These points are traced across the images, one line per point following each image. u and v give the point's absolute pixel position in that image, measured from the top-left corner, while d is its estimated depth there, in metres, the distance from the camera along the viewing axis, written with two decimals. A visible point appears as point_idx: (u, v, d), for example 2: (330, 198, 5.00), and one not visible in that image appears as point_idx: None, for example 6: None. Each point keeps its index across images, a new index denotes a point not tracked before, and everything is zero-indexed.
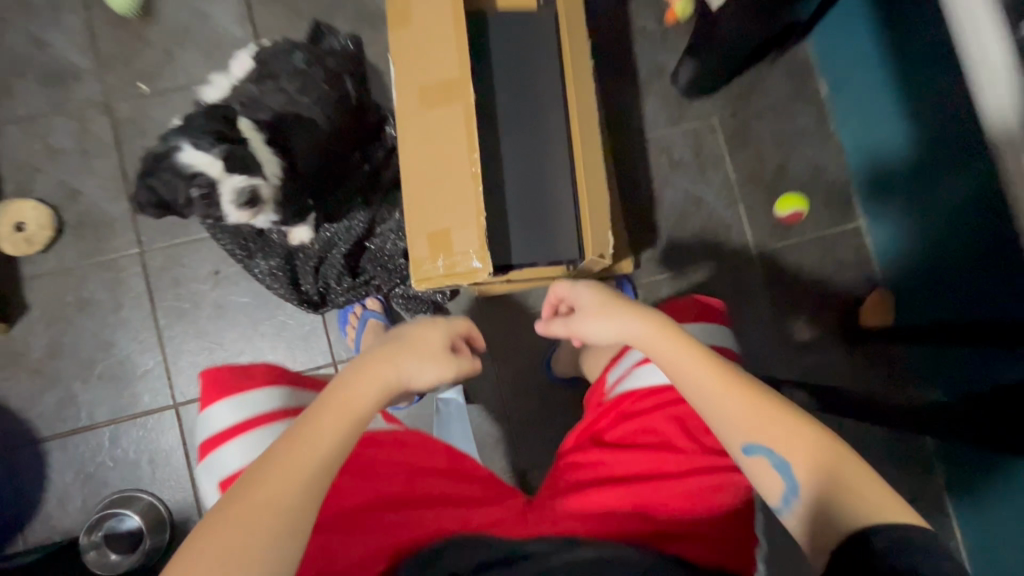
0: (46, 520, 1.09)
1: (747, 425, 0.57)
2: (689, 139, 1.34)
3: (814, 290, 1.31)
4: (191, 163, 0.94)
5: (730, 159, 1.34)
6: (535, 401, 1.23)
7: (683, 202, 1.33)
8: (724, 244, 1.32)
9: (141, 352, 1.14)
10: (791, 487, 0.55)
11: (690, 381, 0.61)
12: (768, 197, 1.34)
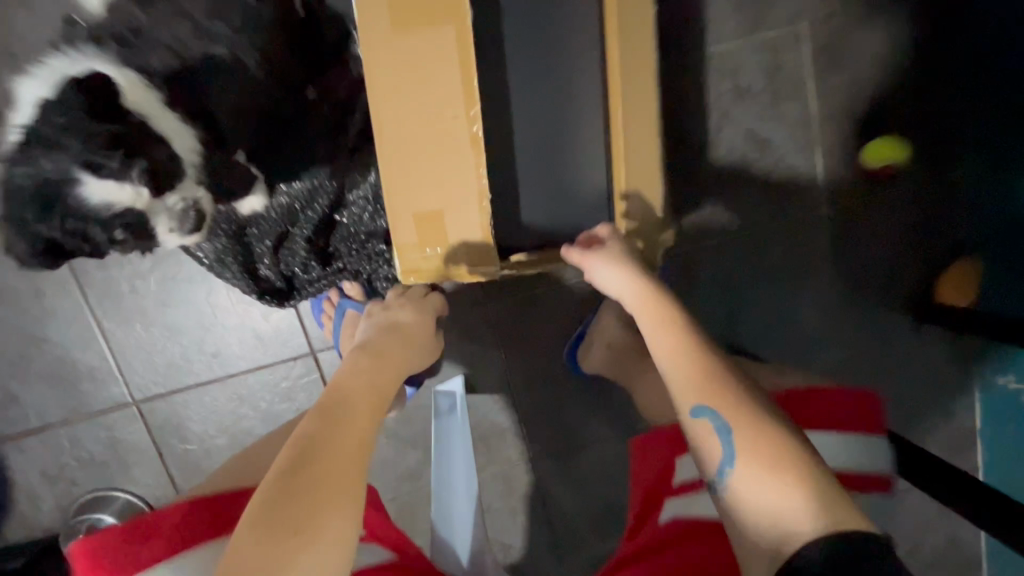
0: (23, 518, 1.01)
1: (698, 389, 0.59)
2: (757, 56, 1.02)
3: (889, 255, 1.06)
4: (103, 200, 0.69)
5: (808, 84, 1.04)
6: (548, 386, 1.09)
7: (741, 144, 1.04)
8: (785, 200, 1.07)
9: (82, 346, 0.96)
10: (728, 456, 0.54)
11: (661, 340, 0.66)
12: (847, 137, 1.06)
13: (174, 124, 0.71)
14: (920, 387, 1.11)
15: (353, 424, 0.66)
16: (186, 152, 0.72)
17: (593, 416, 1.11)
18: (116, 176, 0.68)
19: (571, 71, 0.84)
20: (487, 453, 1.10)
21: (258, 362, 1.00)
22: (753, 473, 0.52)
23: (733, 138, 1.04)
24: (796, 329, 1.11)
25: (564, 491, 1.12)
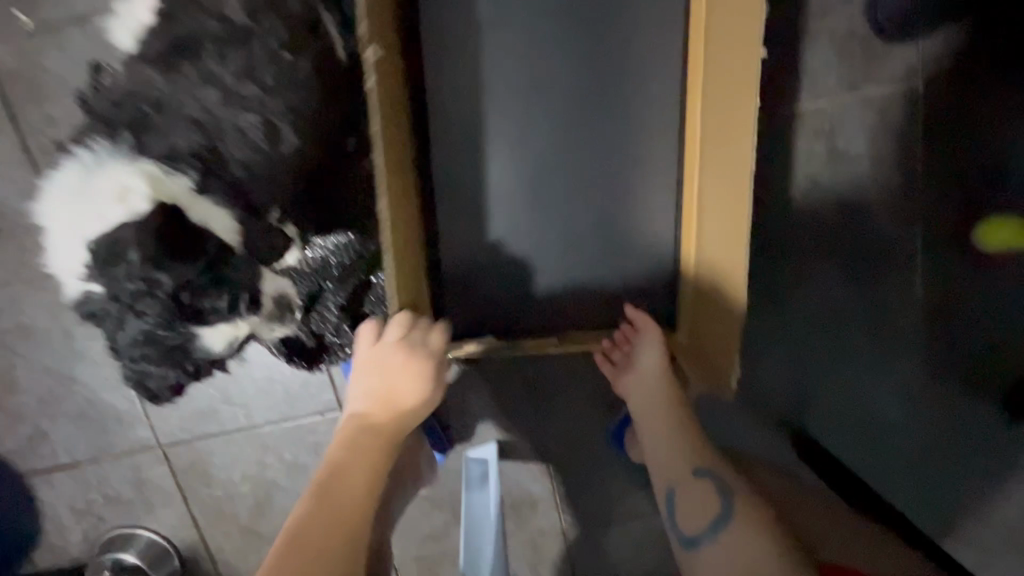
0: (50, 548, 1.01)
1: (693, 454, 0.74)
2: (840, 114, 0.93)
3: (957, 336, 0.99)
4: (223, 342, 0.70)
5: (895, 148, 0.94)
6: (586, 455, 1.03)
7: (815, 209, 0.96)
8: (858, 271, 0.98)
9: (111, 389, 0.94)
10: (720, 514, 0.68)
11: (660, 411, 0.78)
12: (937, 208, 0.96)
13: (212, 210, 0.67)
14: (1001, 483, 1.02)
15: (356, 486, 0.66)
16: (225, 234, 0.68)
17: (633, 491, 1.04)
18: (225, 316, 0.68)
19: (637, 148, 0.84)
20: (516, 521, 1.04)
21: (281, 419, 0.96)
22: (736, 531, 0.66)
23: (810, 207, 0.96)
24: (862, 412, 1.01)
25: (597, 567, 1.05)
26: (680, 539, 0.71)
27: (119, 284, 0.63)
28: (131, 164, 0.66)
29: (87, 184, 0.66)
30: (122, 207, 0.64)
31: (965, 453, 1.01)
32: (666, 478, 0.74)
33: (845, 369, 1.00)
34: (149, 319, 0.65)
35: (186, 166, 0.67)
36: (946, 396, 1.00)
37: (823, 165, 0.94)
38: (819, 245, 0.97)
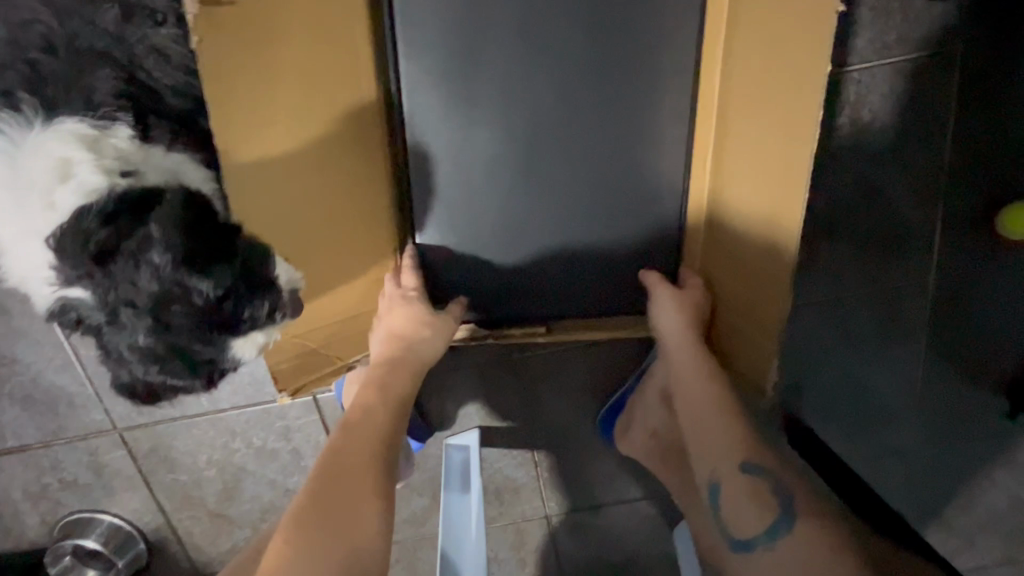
0: (7, 532, 0.96)
1: (739, 446, 0.69)
2: (864, 83, 0.84)
3: (966, 326, 0.94)
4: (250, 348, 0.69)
5: (920, 122, 0.86)
6: (572, 441, 0.98)
7: (829, 187, 0.88)
8: (870, 256, 0.91)
9: (57, 370, 0.86)
10: (785, 518, 0.64)
11: (707, 404, 0.73)
12: (959, 190, 0.89)
13: (175, 162, 0.67)
14: (996, 474, 0.99)
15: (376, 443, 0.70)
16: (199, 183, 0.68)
17: (621, 476, 1.00)
18: (259, 324, 0.67)
19: (655, 129, 0.78)
20: (499, 506, 1.00)
21: (243, 406, 0.90)
22: (797, 538, 0.62)
23: (824, 184, 0.88)
24: (860, 401, 0.97)
25: (581, 552, 1.02)
26: (732, 539, 0.68)
27: (133, 290, 0.61)
28: (65, 133, 0.64)
29: (28, 163, 0.63)
30: (69, 183, 0.62)
31: (962, 443, 0.98)
32: (708, 472, 0.70)
33: (847, 358, 0.95)
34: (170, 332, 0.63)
35: (119, 116, 0.66)
36: (949, 384, 0.96)
37: (843, 139, 0.86)
38: (830, 227, 0.90)
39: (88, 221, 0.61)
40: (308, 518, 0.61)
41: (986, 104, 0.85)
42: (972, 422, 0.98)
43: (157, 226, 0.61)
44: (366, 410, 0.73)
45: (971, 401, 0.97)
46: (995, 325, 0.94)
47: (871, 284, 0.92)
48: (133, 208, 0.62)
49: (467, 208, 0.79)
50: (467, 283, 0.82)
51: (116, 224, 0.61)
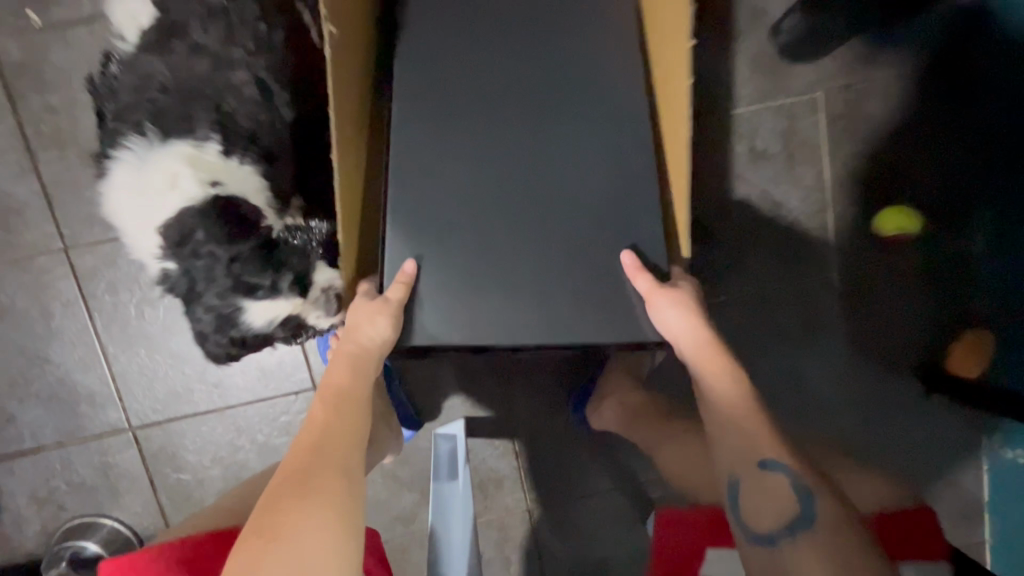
0: (5, 541, 0.99)
1: (763, 445, 0.64)
2: (780, 120, 1.02)
3: (894, 317, 1.08)
4: (268, 316, 0.69)
5: (830, 149, 1.03)
6: (550, 434, 1.08)
7: (758, 206, 1.04)
8: (801, 263, 1.06)
9: (84, 370, 0.95)
10: (806, 516, 0.60)
11: (734, 405, 0.66)
12: (867, 205, 1.06)
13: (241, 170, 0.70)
14: (930, 457, 1.11)
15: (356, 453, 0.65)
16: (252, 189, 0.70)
17: (595, 467, 1.09)
18: (272, 295, 0.69)
19: None
20: (484, 499, 1.08)
21: (261, 394, 0.99)
22: (816, 540, 0.59)
23: (756, 196, 1.04)
24: (803, 392, 1.09)
25: (560, 542, 1.09)
26: (748, 532, 0.64)
27: (193, 265, 0.68)
28: (165, 155, 0.69)
29: (140, 185, 0.69)
30: (173, 194, 0.68)
31: (897, 428, 1.10)
32: (727, 468, 0.65)
33: (788, 351, 1.09)
34: (209, 301, 0.69)
35: (212, 134, 0.70)
36: (877, 377, 1.10)
37: (772, 163, 1.03)
38: (763, 235, 1.05)
39: (182, 220, 0.67)
40: (276, 523, 0.56)
41: (876, 138, 1.04)
42: (908, 405, 1.10)
43: (198, 229, 0.66)
44: (346, 419, 0.67)
45: (888, 388, 1.10)
46: (911, 323, 1.09)
47: (804, 287, 1.07)
48: (195, 229, 0.67)
49: (442, 228, 0.76)
50: (440, 304, 0.75)
51: (189, 228, 0.67)
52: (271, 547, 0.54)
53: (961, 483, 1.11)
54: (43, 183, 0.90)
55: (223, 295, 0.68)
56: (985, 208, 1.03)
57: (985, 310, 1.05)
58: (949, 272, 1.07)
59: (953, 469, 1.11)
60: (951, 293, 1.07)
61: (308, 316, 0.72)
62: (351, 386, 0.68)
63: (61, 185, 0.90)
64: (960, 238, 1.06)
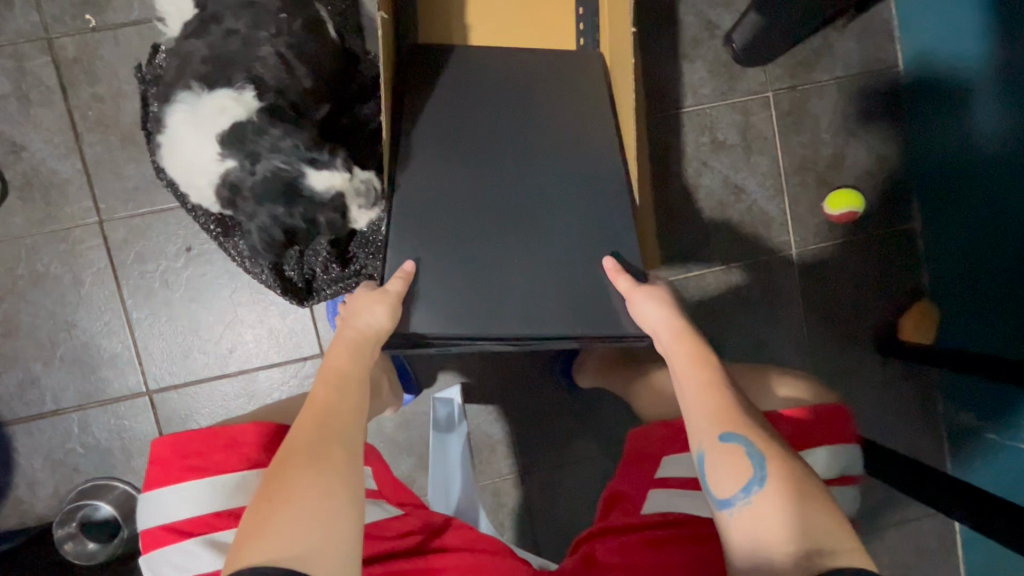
0: (18, 505, 1.03)
1: (725, 416, 0.61)
2: (736, 116, 1.17)
3: (852, 289, 1.21)
4: (325, 185, 0.81)
5: (781, 141, 1.18)
6: (541, 401, 1.14)
7: (721, 190, 1.17)
8: (762, 242, 1.19)
9: (107, 335, 1.03)
10: (760, 478, 0.57)
11: (696, 373, 0.65)
12: (817, 190, 1.20)
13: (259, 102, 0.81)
14: (891, 419, 1.21)
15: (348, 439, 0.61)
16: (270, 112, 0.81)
17: (583, 434, 1.15)
18: (326, 166, 0.81)
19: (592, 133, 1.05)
20: (478, 464, 1.14)
21: (272, 360, 1.06)
22: (774, 505, 0.55)
23: (718, 182, 1.17)
24: (771, 359, 1.19)
25: (550, 506, 1.14)
26: (713, 502, 0.59)
27: (257, 144, 0.79)
28: (209, 96, 0.81)
29: (195, 119, 0.81)
30: (222, 115, 0.80)
31: (858, 392, 1.20)
32: (694, 441, 0.62)
33: (756, 323, 1.19)
34: (263, 168, 0.80)
35: (244, 83, 0.82)
36: (837, 346, 1.20)
37: (730, 153, 1.17)
38: (726, 216, 1.18)
39: (236, 125, 0.80)
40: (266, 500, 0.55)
41: (821, 132, 1.19)
42: (871, 371, 1.21)
43: (264, 113, 0.80)
44: (337, 401, 0.64)
45: (849, 354, 1.21)
46: (867, 296, 1.21)
47: (766, 263, 1.19)
48: (258, 125, 0.80)
49: (441, 217, 0.82)
50: (446, 262, 0.80)
51: (246, 123, 0.80)
52: (272, 511, 0.54)
53: (920, 442, 1.21)
54: (85, 163, 1.01)
55: (288, 161, 0.79)
56: (917, 194, 1.21)
57: (927, 284, 1.21)
58: (892, 254, 1.21)
59: (910, 432, 1.21)
60: (898, 271, 1.21)
61: (351, 203, 0.83)
62: (344, 362, 0.67)
63: (102, 164, 1.01)
64: (901, 223, 1.21)
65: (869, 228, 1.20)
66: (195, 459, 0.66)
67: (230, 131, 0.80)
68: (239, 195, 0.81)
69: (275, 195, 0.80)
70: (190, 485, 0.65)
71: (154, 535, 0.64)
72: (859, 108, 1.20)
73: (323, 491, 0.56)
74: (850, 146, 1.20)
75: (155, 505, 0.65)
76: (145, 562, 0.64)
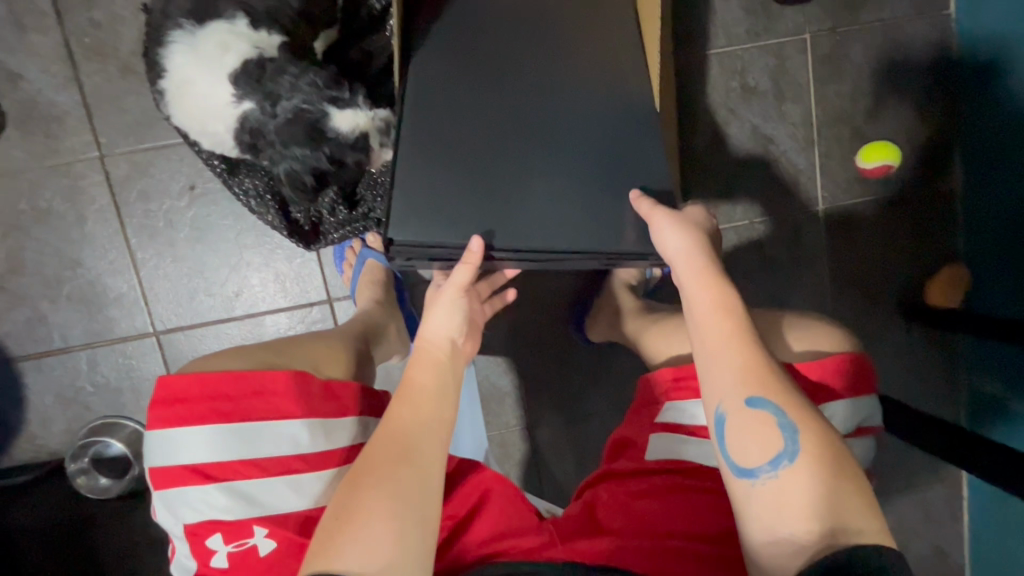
0: (31, 439, 1.04)
1: (752, 376, 0.57)
2: (769, 60, 1.09)
3: (881, 249, 1.15)
4: (350, 126, 0.77)
5: (816, 89, 1.11)
6: (552, 354, 1.12)
7: (749, 140, 1.11)
8: (789, 197, 1.13)
9: (112, 274, 1.01)
10: (790, 451, 0.53)
11: (718, 324, 0.60)
12: (851, 143, 1.13)
13: (259, 36, 0.78)
14: (911, 385, 1.17)
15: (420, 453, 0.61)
16: (268, 47, 0.78)
17: (593, 388, 1.13)
18: (349, 104, 0.77)
19: None
20: (486, 415, 1.13)
21: (278, 305, 1.04)
22: (802, 477, 0.52)
23: (746, 131, 1.11)
24: None
25: (556, 459, 1.14)
26: (729, 468, 0.56)
27: (279, 94, 0.76)
28: (208, 32, 0.78)
29: (196, 58, 0.78)
30: (228, 53, 0.77)
31: (878, 356, 1.17)
32: (713, 399, 0.58)
33: (777, 281, 1.15)
34: (284, 106, 0.76)
35: (237, 14, 0.78)
36: (859, 309, 1.16)
37: (761, 100, 1.10)
38: (753, 168, 1.12)
39: (245, 66, 0.77)
40: (338, 519, 0.56)
41: (862, 80, 1.11)
42: (894, 335, 1.17)
43: (282, 50, 0.78)
44: (411, 414, 0.64)
45: (871, 317, 1.16)
46: (896, 257, 1.15)
47: (790, 219, 1.14)
48: (266, 60, 0.77)
49: (443, 126, 0.71)
50: None
51: (256, 64, 0.77)
52: (345, 532, 0.54)
53: (939, 409, 1.18)
54: (84, 94, 0.97)
55: (312, 103, 0.76)
56: (959, 147, 1.13)
57: (961, 244, 1.15)
58: (926, 213, 1.15)
59: (929, 399, 1.18)
60: (931, 232, 1.15)
61: (374, 141, 0.79)
62: (430, 379, 0.67)
63: (101, 97, 0.97)
64: (939, 181, 1.14)
65: (903, 182, 1.14)
66: (220, 402, 0.61)
67: (241, 69, 0.76)
68: (261, 140, 0.78)
69: (301, 135, 0.76)
70: (207, 428, 0.60)
71: (176, 472, 0.59)
72: (907, 54, 1.11)
73: (396, 506, 0.56)
74: (892, 96, 1.12)
75: (172, 443, 0.60)
76: (161, 498, 0.60)
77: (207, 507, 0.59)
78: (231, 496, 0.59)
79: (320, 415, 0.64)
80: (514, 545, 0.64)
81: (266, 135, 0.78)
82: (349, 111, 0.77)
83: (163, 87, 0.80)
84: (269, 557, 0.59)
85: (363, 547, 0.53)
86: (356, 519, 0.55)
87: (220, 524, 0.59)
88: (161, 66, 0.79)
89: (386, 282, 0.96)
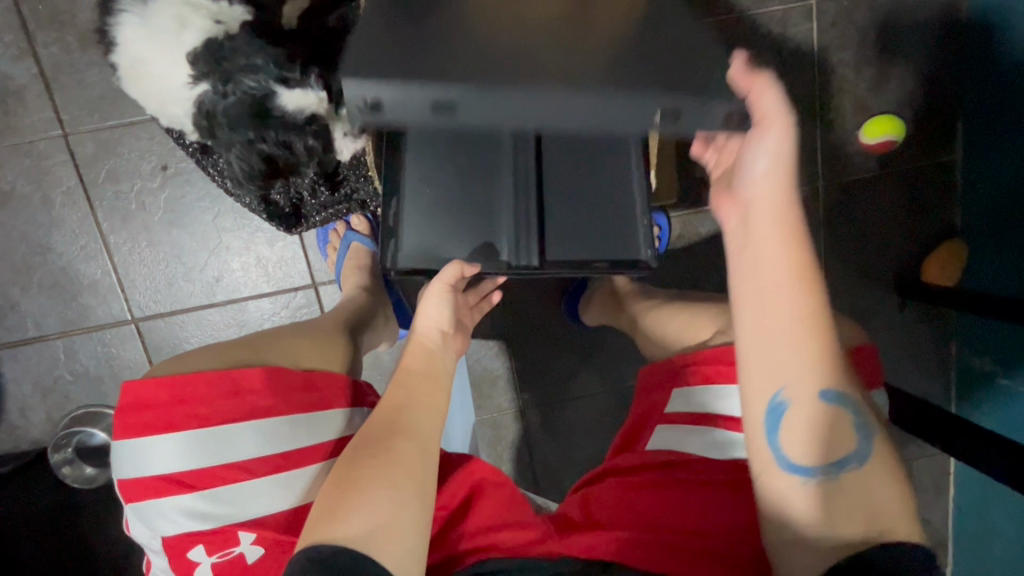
0: (11, 430, 1.01)
1: (822, 366, 0.52)
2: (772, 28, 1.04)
3: (879, 226, 1.13)
4: (296, 106, 0.73)
5: (820, 59, 1.06)
6: (544, 336, 1.10)
7: None
8: None
9: (85, 259, 0.97)
10: (853, 454, 0.52)
11: (786, 291, 0.52)
12: (853, 116, 1.09)
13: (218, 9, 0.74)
14: (903, 363, 1.17)
15: (417, 433, 0.60)
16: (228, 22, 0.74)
17: (586, 370, 1.12)
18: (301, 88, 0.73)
19: None
20: (477, 398, 1.11)
21: (261, 290, 1.01)
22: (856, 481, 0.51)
23: None
24: None
25: (547, 440, 1.13)
26: (779, 462, 0.52)
27: (234, 78, 0.72)
28: (161, 5, 0.74)
29: (149, 33, 0.73)
30: (185, 28, 0.73)
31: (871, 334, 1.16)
32: (777, 382, 0.52)
33: None
34: (237, 91, 0.72)
35: None
36: (854, 287, 1.15)
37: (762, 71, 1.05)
38: None
39: (201, 45, 0.73)
40: (332, 491, 0.53)
41: (866, 50, 1.06)
42: (888, 314, 1.16)
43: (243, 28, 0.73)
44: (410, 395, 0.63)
45: (866, 295, 1.15)
46: (894, 235, 1.13)
47: None
48: (228, 37, 0.73)
49: None
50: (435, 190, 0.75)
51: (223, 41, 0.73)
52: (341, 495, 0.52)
53: (929, 386, 1.18)
54: (42, 67, 0.90)
55: (255, 79, 0.72)
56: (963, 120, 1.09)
57: (959, 220, 1.13)
58: (926, 190, 1.12)
59: (920, 376, 1.18)
60: (930, 209, 1.13)
61: (335, 129, 0.76)
62: (420, 366, 0.66)
63: (61, 70, 0.91)
64: (940, 157, 1.11)
65: (902, 158, 1.11)
66: (191, 406, 0.58)
67: (199, 48, 0.72)
68: (216, 125, 0.74)
69: (247, 119, 0.72)
70: (175, 437, 0.57)
71: (148, 484, 0.57)
72: (913, 22, 1.06)
73: (391, 476, 0.54)
74: (897, 67, 1.07)
75: (141, 455, 0.57)
76: (136, 512, 0.58)
77: (184, 518, 0.57)
78: (210, 504, 0.57)
79: (299, 408, 0.62)
80: (506, 537, 0.62)
81: (220, 118, 0.73)
82: (301, 94, 0.73)
83: (117, 64, 0.76)
84: (255, 565, 0.57)
85: (360, 511, 0.51)
86: (350, 484, 0.53)
87: (201, 535, 0.57)
88: (110, 37, 0.76)
89: (371, 267, 0.92)
